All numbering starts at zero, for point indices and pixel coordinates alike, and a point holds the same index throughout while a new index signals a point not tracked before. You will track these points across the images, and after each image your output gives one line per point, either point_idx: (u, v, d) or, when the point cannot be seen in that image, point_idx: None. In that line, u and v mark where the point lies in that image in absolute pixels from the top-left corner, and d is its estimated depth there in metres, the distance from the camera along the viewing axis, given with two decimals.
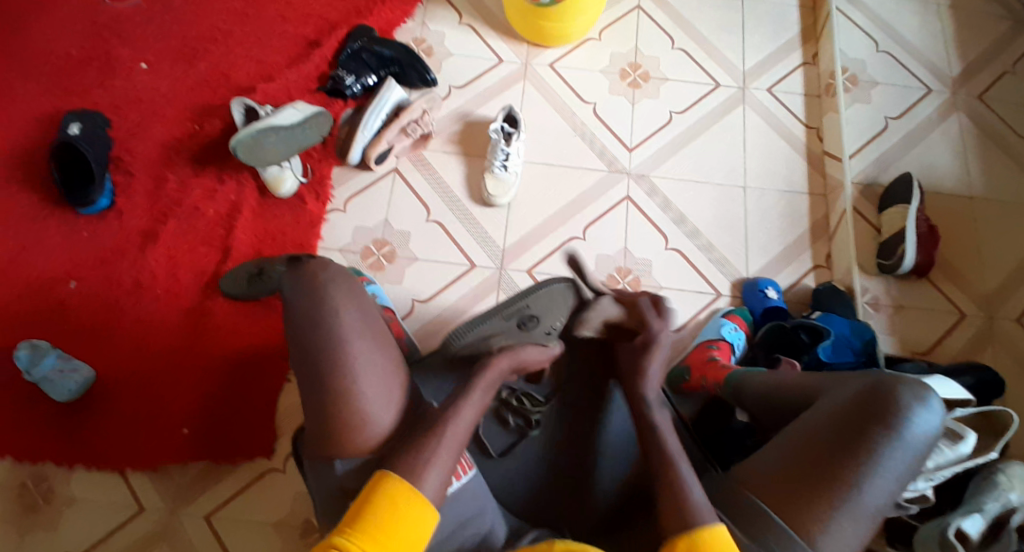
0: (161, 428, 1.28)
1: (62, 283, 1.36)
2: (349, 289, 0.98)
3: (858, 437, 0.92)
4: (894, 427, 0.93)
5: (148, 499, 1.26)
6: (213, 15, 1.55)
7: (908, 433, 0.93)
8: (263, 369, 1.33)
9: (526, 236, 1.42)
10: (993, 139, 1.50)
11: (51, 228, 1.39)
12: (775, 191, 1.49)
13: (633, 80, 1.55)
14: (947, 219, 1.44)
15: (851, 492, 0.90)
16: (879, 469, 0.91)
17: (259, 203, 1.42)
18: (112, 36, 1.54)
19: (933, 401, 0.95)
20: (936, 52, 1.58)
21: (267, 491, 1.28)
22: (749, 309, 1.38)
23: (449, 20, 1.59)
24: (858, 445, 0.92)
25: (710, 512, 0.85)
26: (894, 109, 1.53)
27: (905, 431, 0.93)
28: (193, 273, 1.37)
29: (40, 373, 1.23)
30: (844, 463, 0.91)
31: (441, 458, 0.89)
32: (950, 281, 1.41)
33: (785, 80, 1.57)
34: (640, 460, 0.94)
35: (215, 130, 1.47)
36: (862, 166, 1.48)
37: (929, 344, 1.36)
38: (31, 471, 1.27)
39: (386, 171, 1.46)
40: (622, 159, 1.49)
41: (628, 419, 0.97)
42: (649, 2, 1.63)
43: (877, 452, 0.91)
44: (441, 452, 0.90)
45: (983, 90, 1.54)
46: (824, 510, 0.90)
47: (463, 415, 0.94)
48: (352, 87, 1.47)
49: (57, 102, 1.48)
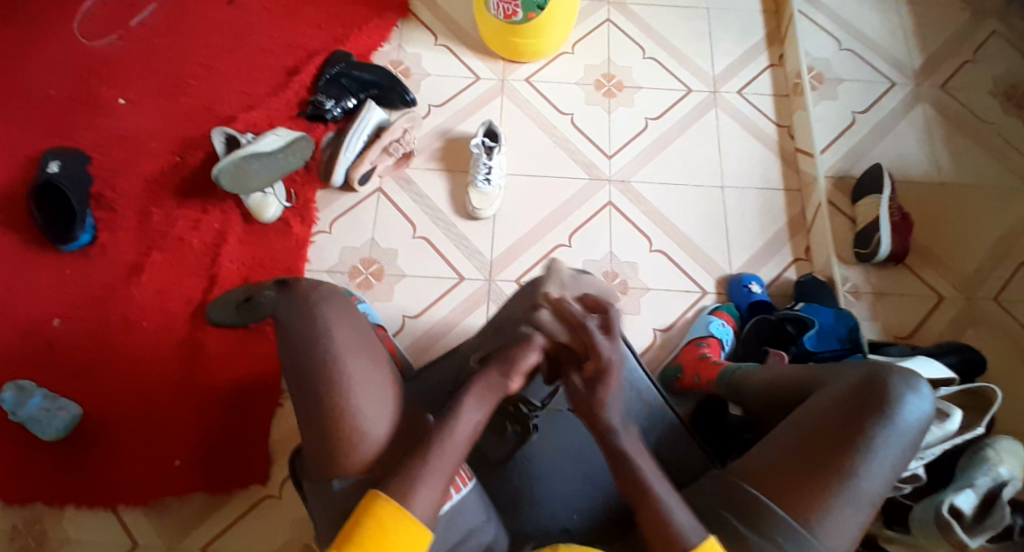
0: (154, 462, 1.26)
1: (47, 321, 1.34)
2: (341, 307, 0.98)
3: (851, 427, 0.93)
4: (886, 416, 0.93)
5: (143, 536, 1.24)
6: (190, 48, 1.57)
7: (899, 420, 0.93)
8: (256, 396, 1.32)
9: (512, 247, 1.43)
10: (958, 128, 1.55)
11: (35, 266, 1.38)
12: (753, 189, 1.52)
13: (608, 89, 1.59)
14: (920, 206, 1.48)
15: (847, 481, 0.91)
16: (873, 458, 0.92)
17: (244, 230, 1.42)
18: (89, 73, 1.54)
19: (923, 388, 0.95)
20: (897, 48, 1.63)
21: (265, 519, 1.25)
22: (735, 306, 1.40)
23: (425, 42, 1.62)
24: (852, 435, 0.92)
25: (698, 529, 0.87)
26: (862, 104, 1.58)
27: (896, 419, 0.93)
28: (181, 303, 1.37)
29: (26, 413, 1.22)
30: (838, 454, 0.92)
31: (436, 475, 0.88)
32: (928, 266, 1.44)
33: (754, 82, 1.62)
34: (643, 453, 0.94)
35: (197, 160, 1.47)
36: (834, 160, 1.52)
37: (911, 328, 1.39)
38: (20, 514, 1.24)
39: (369, 191, 1.47)
40: (602, 167, 1.51)
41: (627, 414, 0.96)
42: (618, 15, 1.67)
43: (870, 441, 0.92)
44: (436, 470, 0.88)
45: (945, 82, 1.59)
46: (823, 500, 0.90)
47: (462, 427, 0.93)
48: (333, 111, 1.49)
49: (36, 141, 1.47)
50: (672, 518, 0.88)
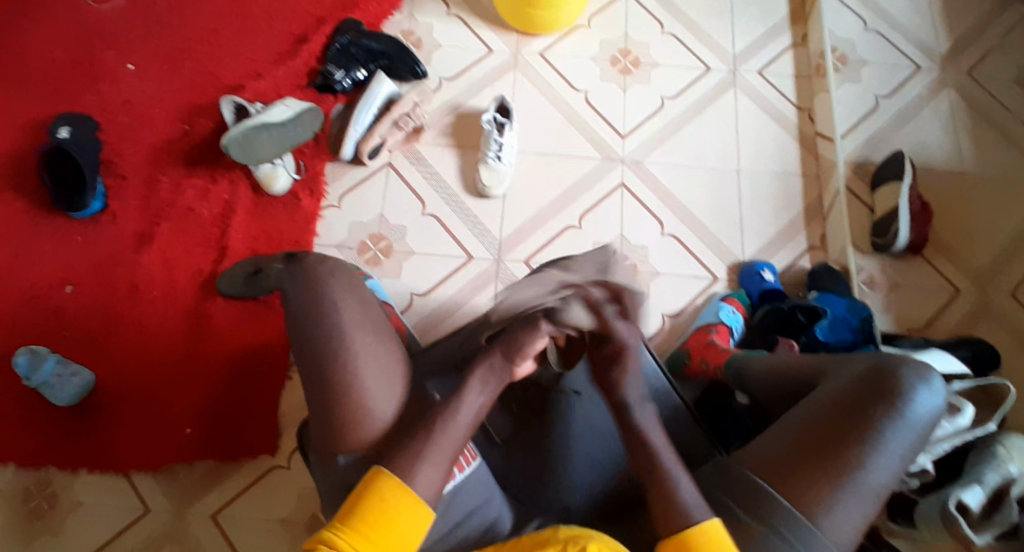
0: (165, 428, 1.28)
1: (58, 288, 1.35)
2: (349, 284, 0.98)
3: (862, 418, 0.93)
4: (897, 408, 0.93)
5: (153, 501, 1.26)
6: (198, 13, 1.54)
7: (910, 413, 0.93)
8: (265, 365, 1.33)
9: (523, 227, 1.42)
10: (983, 115, 1.51)
11: (45, 233, 1.38)
12: (769, 172, 1.49)
13: (624, 66, 1.55)
14: (940, 196, 1.45)
15: (854, 472, 0.91)
16: (882, 450, 0.92)
17: (253, 202, 1.41)
18: (97, 37, 1.52)
19: (935, 381, 0.95)
20: (924, 29, 1.58)
21: (272, 490, 1.27)
22: (746, 293, 1.39)
23: (438, 11, 1.58)
24: (861, 426, 0.92)
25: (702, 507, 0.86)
26: (885, 87, 1.54)
27: (908, 411, 0.93)
28: (190, 274, 1.37)
29: (40, 378, 1.23)
30: (847, 445, 0.92)
31: (439, 455, 0.89)
32: (944, 258, 1.42)
33: (775, 62, 1.57)
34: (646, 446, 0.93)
35: (206, 129, 1.46)
36: (854, 146, 1.49)
37: (925, 320, 1.37)
38: (34, 477, 1.27)
39: (380, 165, 1.46)
40: (615, 146, 1.49)
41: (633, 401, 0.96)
42: None
43: (880, 432, 0.92)
44: (439, 450, 0.89)
45: (971, 67, 1.55)
46: (829, 490, 0.91)
47: (467, 405, 0.94)
48: (343, 82, 1.47)
49: (45, 105, 1.46)
50: (678, 498, 0.87)
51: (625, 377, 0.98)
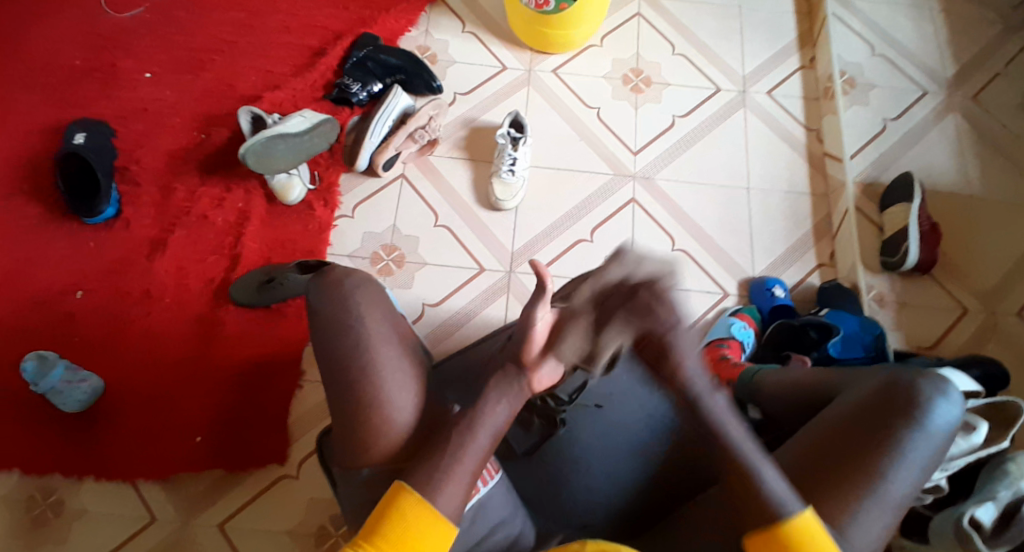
0: (173, 438, 1.27)
1: (69, 293, 1.35)
2: (374, 296, 0.98)
3: (879, 430, 0.93)
4: (916, 419, 0.93)
5: (159, 511, 1.24)
6: (217, 25, 1.56)
7: (929, 425, 0.93)
8: (275, 375, 1.32)
9: (535, 239, 1.43)
10: (988, 139, 1.53)
11: (57, 238, 1.38)
12: (778, 192, 1.51)
13: (636, 85, 1.57)
14: (947, 216, 1.47)
15: (874, 484, 0.91)
16: (902, 462, 0.91)
17: (267, 210, 1.42)
18: (116, 47, 1.54)
19: (953, 393, 0.94)
20: (930, 55, 1.62)
21: (280, 500, 1.26)
22: (756, 309, 1.39)
23: (453, 29, 1.60)
24: (879, 438, 0.92)
25: (794, 500, 0.84)
26: (892, 110, 1.56)
27: (926, 423, 0.93)
28: (202, 281, 1.37)
29: (47, 385, 1.21)
30: (866, 456, 0.92)
31: (460, 469, 0.88)
32: (952, 277, 1.43)
33: (783, 84, 1.60)
34: None
35: (222, 139, 1.47)
36: (862, 166, 1.51)
37: (934, 339, 1.38)
38: (40, 483, 1.25)
39: (394, 177, 1.47)
40: (627, 162, 1.50)
41: None
42: (648, 9, 1.66)
43: (899, 444, 0.92)
44: (461, 463, 0.88)
45: (977, 91, 1.58)
46: (849, 503, 0.90)
47: (487, 420, 0.92)
48: (359, 95, 1.48)
49: (62, 113, 1.47)
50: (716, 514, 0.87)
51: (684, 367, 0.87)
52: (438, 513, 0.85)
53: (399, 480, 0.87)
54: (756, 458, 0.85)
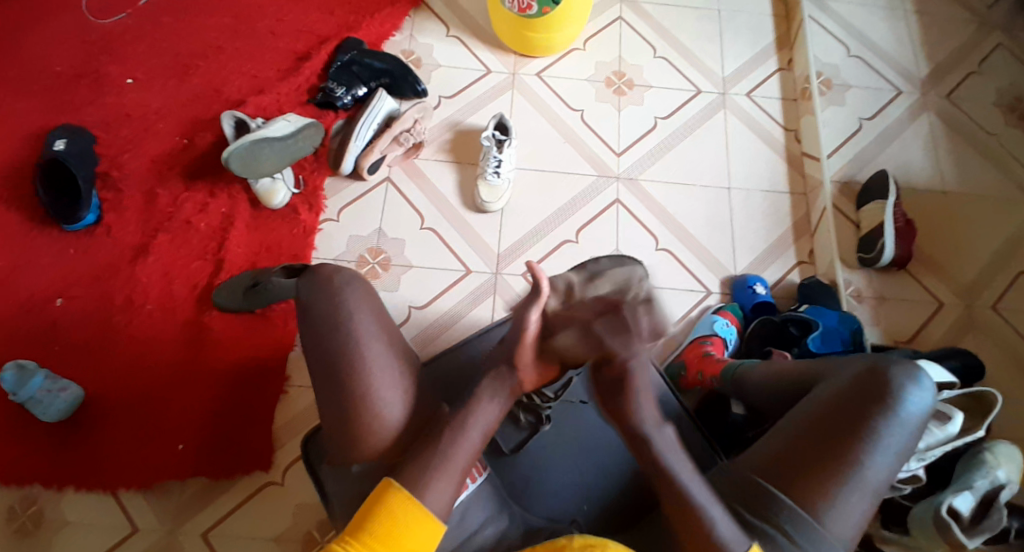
0: (158, 444, 1.26)
1: (51, 300, 1.33)
2: (366, 295, 0.98)
3: (855, 417, 0.95)
4: (890, 406, 0.95)
5: (145, 519, 1.23)
6: (200, 29, 1.55)
7: (903, 411, 0.95)
8: (262, 380, 1.31)
9: (520, 241, 1.44)
10: (961, 138, 1.57)
11: (37, 244, 1.37)
12: (760, 191, 1.53)
13: (618, 87, 1.59)
14: (923, 213, 1.50)
15: (852, 470, 0.92)
16: (879, 447, 0.93)
17: (252, 215, 1.42)
18: (97, 51, 1.52)
19: (924, 379, 0.97)
20: (904, 56, 1.65)
21: (266, 505, 1.25)
22: (739, 306, 1.42)
23: (437, 33, 1.61)
24: (857, 424, 0.94)
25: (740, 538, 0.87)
26: (869, 110, 1.59)
27: (901, 409, 0.95)
28: (187, 287, 1.36)
29: (27, 393, 1.20)
30: (843, 442, 0.93)
31: (450, 471, 0.88)
32: (929, 273, 1.46)
33: (763, 85, 1.63)
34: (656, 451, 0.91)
35: (205, 143, 1.46)
36: (840, 164, 1.54)
37: (911, 333, 1.41)
38: (22, 493, 1.23)
39: (379, 180, 1.47)
40: (611, 164, 1.52)
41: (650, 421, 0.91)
42: (630, 13, 1.68)
43: (875, 430, 0.94)
44: (451, 464, 0.89)
45: (949, 92, 1.61)
46: (830, 489, 0.92)
47: (477, 419, 0.92)
48: (344, 99, 1.48)
49: (41, 118, 1.46)
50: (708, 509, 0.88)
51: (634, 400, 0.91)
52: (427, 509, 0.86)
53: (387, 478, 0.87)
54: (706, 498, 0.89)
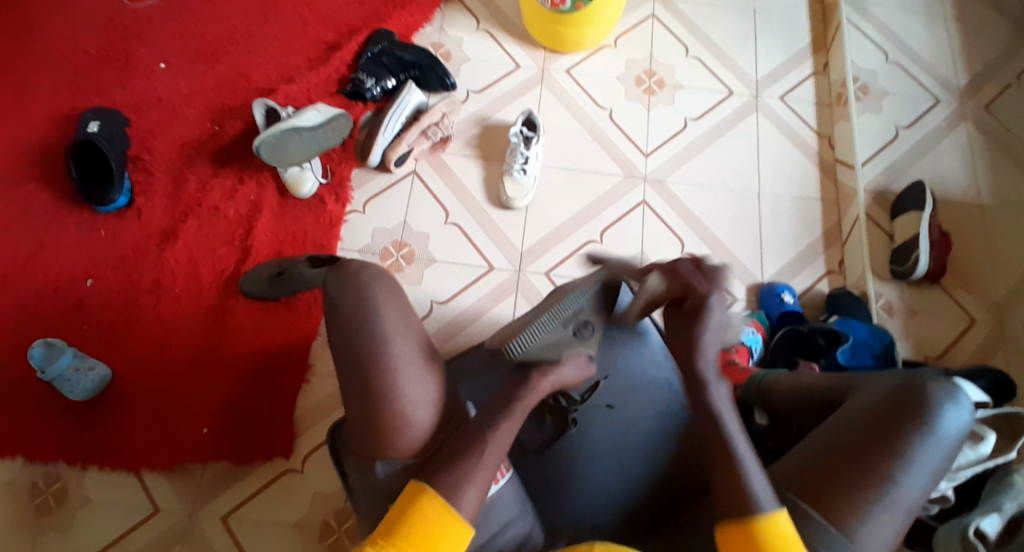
0: (182, 428, 1.27)
1: (80, 281, 1.35)
2: (393, 290, 0.98)
3: (888, 434, 0.93)
4: (926, 423, 0.93)
5: (165, 501, 1.25)
6: (232, 16, 1.56)
7: (939, 429, 0.93)
8: (284, 368, 1.32)
9: (545, 239, 1.43)
10: (1000, 149, 1.53)
11: (68, 225, 1.39)
12: (790, 197, 1.51)
13: (649, 86, 1.57)
14: (957, 224, 1.47)
15: (884, 487, 0.91)
16: (913, 465, 0.92)
17: (279, 203, 1.42)
18: (132, 36, 1.54)
19: (962, 397, 0.95)
20: (944, 63, 1.62)
21: (286, 492, 1.26)
22: (765, 314, 1.40)
23: (468, 26, 1.60)
24: (890, 441, 0.92)
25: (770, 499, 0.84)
26: (905, 118, 1.56)
27: (936, 426, 0.93)
28: (212, 272, 1.37)
29: (56, 371, 1.22)
30: (876, 459, 0.92)
31: (482, 473, 0.88)
32: (961, 286, 1.43)
33: (797, 89, 1.60)
34: None
35: (235, 131, 1.47)
36: (874, 173, 1.51)
37: (942, 348, 1.38)
38: (47, 470, 1.25)
39: (405, 173, 1.47)
40: (638, 163, 1.50)
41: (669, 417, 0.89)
42: (663, 11, 1.65)
43: (909, 448, 0.92)
44: (483, 466, 0.88)
45: (989, 101, 1.58)
46: (860, 506, 0.90)
47: (506, 423, 0.92)
48: (373, 90, 1.48)
49: (76, 101, 1.48)
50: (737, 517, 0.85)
51: (705, 342, 0.94)
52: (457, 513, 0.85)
53: (419, 482, 0.87)
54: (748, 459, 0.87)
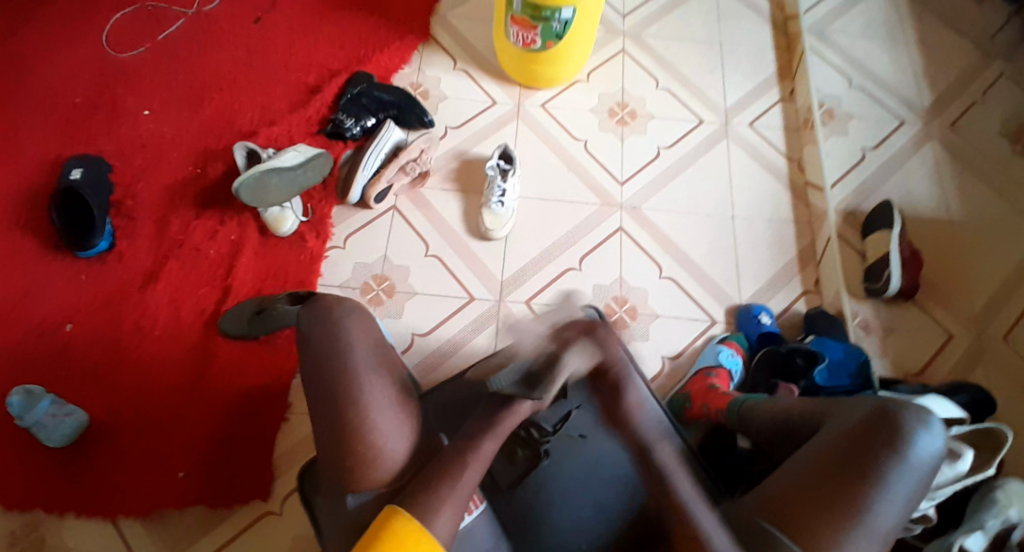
0: (158, 472, 1.26)
1: (60, 326, 1.36)
2: (363, 326, 1.04)
3: (863, 465, 0.95)
4: (901, 452, 0.95)
5: (142, 548, 1.23)
6: (214, 64, 1.60)
7: (912, 458, 0.95)
8: (262, 408, 1.32)
9: (524, 268, 1.45)
10: (965, 167, 1.57)
11: (50, 271, 1.40)
12: (763, 220, 1.54)
13: (621, 118, 1.61)
14: (928, 242, 1.50)
15: (861, 517, 0.92)
16: (887, 494, 0.94)
17: (260, 242, 1.44)
18: (114, 85, 1.57)
19: (935, 424, 0.97)
20: (907, 87, 1.66)
21: (263, 536, 1.25)
22: (744, 335, 1.42)
23: (445, 66, 1.65)
24: (866, 470, 0.94)
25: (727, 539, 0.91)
26: (871, 140, 1.60)
27: (909, 454, 0.95)
28: (194, 312, 1.38)
29: (32, 418, 1.23)
30: (852, 488, 0.94)
31: (455, 497, 0.93)
32: (936, 303, 1.45)
33: (765, 115, 1.64)
34: None
35: (217, 173, 1.50)
36: (844, 195, 1.55)
37: (920, 366, 1.40)
38: (23, 520, 1.24)
39: (385, 209, 1.49)
40: (613, 192, 1.53)
41: None
42: (633, 46, 1.71)
43: (884, 476, 0.94)
44: (456, 490, 0.93)
45: (953, 121, 1.62)
46: (838, 535, 0.92)
47: (475, 462, 0.96)
48: (352, 130, 1.51)
49: (58, 149, 1.50)
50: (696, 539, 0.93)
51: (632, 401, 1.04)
52: (434, 538, 0.89)
53: (394, 506, 0.91)
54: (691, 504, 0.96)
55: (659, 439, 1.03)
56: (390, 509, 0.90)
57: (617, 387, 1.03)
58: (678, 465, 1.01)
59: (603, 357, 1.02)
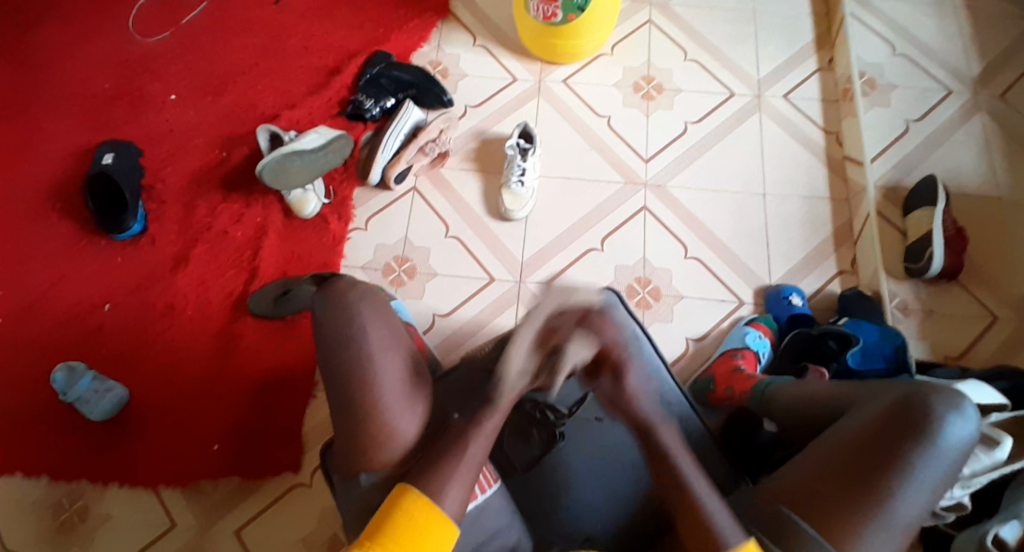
0: (192, 446, 1.31)
1: (97, 307, 1.41)
2: (376, 309, 1.03)
3: (889, 450, 0.91)
4: (930, 437, 0.91)
5: (179, 516, 1.29)
6: (238, 48, 1.62)
7: (942, 443, 0.91)
8: (289, 387, 1.35)
9: (545, 248, 1.43)
10: (1016, 138, 1.47)
11: (86, 254, 1.45)
12: (796, 197, 1.48)
13: (647, 92, 1.57)
14: (974, 218, 1.41)
15: (886, 506, 0.89)
16: (913, 482, 0.90)
17: (285, 224, 1.46)
18: (144, 72, 1.61)
19: (968, 410, 0.92)
20: (954, 53, 1.56)
21: (293, 507, 1.29)
22: (773, 317, 1.37)
23: (465, 43, 1.63)
24: (893, 456, 0.90)
25: (736, 530, 0.89)
26: (915, 111, 1.51)
27: (940, 440, 0.91)
28: (222, 294, 1.41)
29: (76, 393, 1.29)
30: (877, 475, 0.90)
31: (461, 473, 0.94)
32: (981, 283, 1.37)
33: (801, 87, 1.57)
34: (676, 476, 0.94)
35: (243, 157, 1.52)
36: (884, 168, 1.47)
37: (961, 349, 1.33)
38: (66, 489, 1.30)
39: (406, 190, 1.49)
40: (637, 171, 1.50)
41: (653, 420, 0.99)
42: (660, 16, 1.65)
43: (910, 464, 0.90)
44: (462, 466, 0.94)
45: (1004, 90, 1.52)
46: (861, 523, 0.89)
47: (481, 437, 0.97)
48: (372, 111, 1.52)
49: (93, 136, 1.55)
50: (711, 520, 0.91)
51: (633, 388, 1.01)
52: (445, 514, 0.90)
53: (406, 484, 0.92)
54: (704, 493, 0.93)
55: (663, 420, 1.00)
56: (400, 486, 0.91)
57: (619, 372, 1.01)
58: (682, 450, 0.97)
59: (602, 339, 1.02)
